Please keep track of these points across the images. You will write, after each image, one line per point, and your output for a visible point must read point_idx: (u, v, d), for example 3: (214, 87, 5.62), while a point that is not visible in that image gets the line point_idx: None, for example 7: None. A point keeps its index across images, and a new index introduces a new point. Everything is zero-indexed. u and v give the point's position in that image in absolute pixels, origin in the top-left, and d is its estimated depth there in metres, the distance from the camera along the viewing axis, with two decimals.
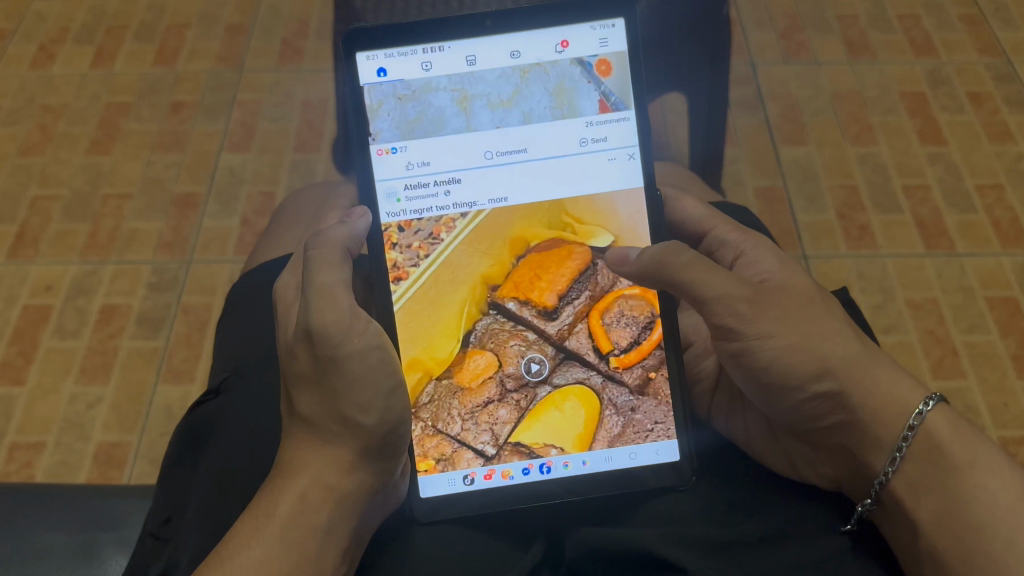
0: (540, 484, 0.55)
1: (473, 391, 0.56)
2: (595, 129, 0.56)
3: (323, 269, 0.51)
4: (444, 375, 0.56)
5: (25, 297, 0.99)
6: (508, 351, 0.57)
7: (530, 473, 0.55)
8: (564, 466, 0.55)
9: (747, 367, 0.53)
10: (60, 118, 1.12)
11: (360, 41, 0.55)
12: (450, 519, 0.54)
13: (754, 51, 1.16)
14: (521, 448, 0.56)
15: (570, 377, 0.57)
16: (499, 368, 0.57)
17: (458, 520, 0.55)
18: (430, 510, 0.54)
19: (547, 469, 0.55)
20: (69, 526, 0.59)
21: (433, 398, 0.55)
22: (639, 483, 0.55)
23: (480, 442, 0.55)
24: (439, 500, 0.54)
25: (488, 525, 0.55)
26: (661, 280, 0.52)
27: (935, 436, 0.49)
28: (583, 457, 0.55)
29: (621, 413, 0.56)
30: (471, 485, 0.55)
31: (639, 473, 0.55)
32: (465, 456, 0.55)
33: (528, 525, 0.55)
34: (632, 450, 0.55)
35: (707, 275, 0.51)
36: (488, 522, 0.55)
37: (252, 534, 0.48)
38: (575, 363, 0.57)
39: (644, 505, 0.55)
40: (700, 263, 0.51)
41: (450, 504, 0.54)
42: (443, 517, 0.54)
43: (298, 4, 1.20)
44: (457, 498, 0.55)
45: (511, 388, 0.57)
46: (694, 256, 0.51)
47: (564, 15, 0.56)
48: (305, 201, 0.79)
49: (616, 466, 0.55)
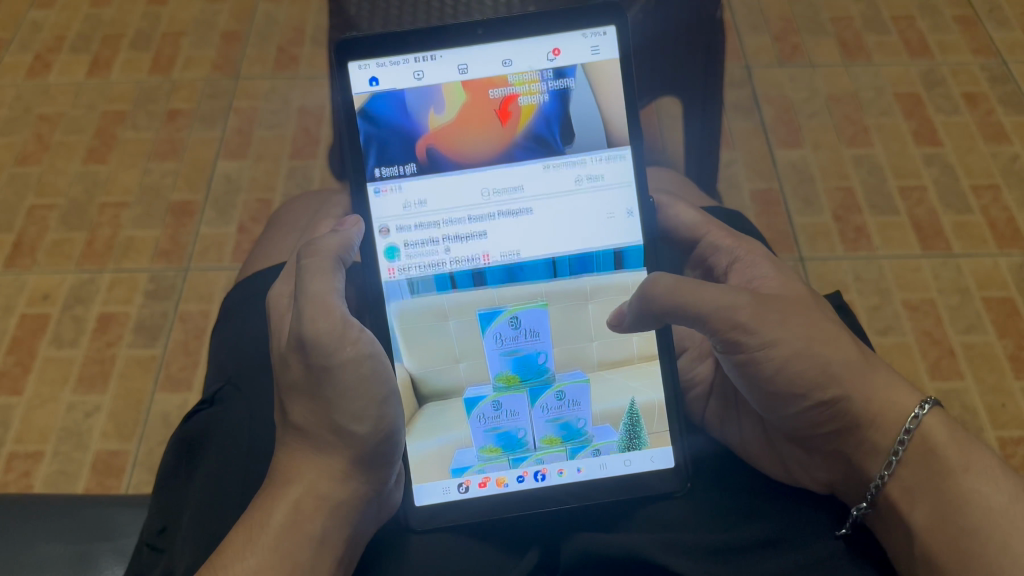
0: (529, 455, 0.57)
1: (405, 75, 0.55)
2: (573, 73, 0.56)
3: (315, 278, 0.51)
4: (364, 65, 0.55)
5: (23, 307, 0.99)
6: (442, 35, 0.55)
7: (500, 327, 0.57)
8: (550, 382, 0.57)
9: (750, 375, 0.53)
10: (57, 126, 1.12)
11: (352, 52, 0.55)
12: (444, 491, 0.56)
13: (748, 54, 1.17)
14: (476, 227, 0.56)
15: (516, 63, 0.56)
16: (427, 50, 0.55)
17: (424, 288, 0.56)
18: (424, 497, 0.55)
19: (539, 394, 0.57)
20: (65, 537, 0.59)
21: (359, 85, 0.55)
22: (579, 134, 0.56)
23: (434, 179, 0.56)
24: (398, 251, 0.56)
25: (460, 334, 0.56)
26: (659, 313, 0.52)
27: (929, 439, 0.49)
28: (539, 191, 0.56)
29: (571, 144, 0.56)
30: (412, 111, 0.55)
31: (596, 225, 0.57)
32: (427, 174, 0.56)
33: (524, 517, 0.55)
34: (578, 178, 0.56)
35: (701, 291, 0.51)
36: (455, 305, 0.56)
37: (245, 545, 0.48)
38: (515, 37, 0.55)
39: (573, 116, 0.56)
40: (690, 282, 0.51)
41: (441, 456, 0.56)
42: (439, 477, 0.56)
43: (295, 12, 1.22)
44: (413, 202, 0.56)
45: (434, 65, 0.55)
46: (678, 279, 0.51)
47: (557, 22, 0.55)
48: (298, 210, 0.80)
49: (594, 377, 0.57)
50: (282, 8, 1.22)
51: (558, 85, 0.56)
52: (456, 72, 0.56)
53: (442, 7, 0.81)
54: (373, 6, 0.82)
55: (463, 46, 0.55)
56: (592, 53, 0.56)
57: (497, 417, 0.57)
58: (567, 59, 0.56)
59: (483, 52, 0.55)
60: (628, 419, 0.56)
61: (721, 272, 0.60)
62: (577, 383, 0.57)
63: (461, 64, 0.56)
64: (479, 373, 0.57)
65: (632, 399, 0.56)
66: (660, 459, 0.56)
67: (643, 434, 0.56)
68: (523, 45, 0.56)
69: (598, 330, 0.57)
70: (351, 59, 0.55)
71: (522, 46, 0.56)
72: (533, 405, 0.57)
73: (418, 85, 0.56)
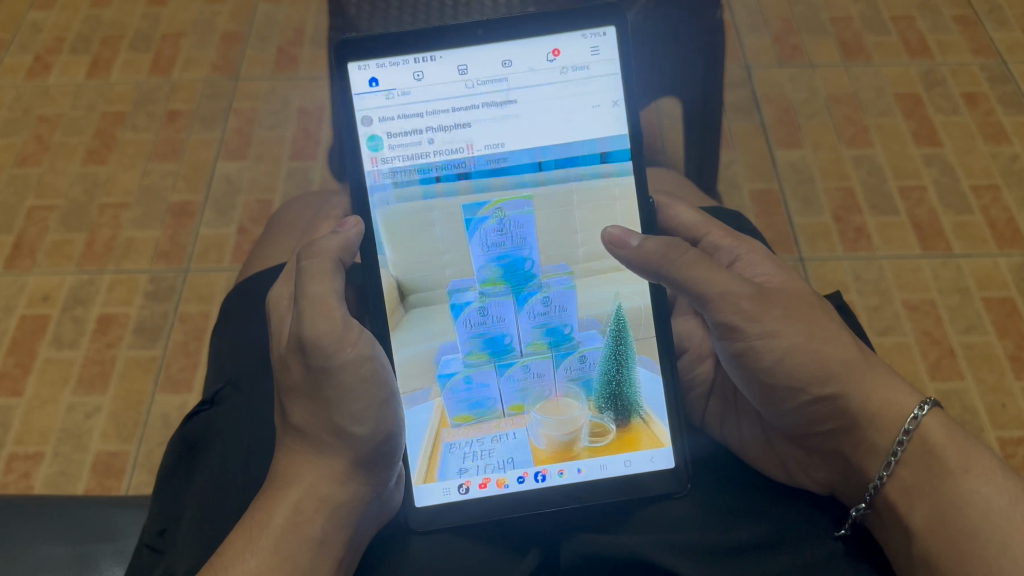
0: (515, 362, 0.58)
1: (405, 74, 0.55)
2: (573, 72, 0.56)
3: (315, 280, 0.51)
4: (364, 66, 0.55)
5: (22, 308, 0.99)
6: (441, 36, 0.55)
7: (485, 229, 0.56)
8: (537, 287, 0.57)
9: (749, 366, 0.53)
10: (57, 127, 1.12)
11: (352, 52, 0.54)
12: (431, 399, 0.56)
13: (748, 54, 1.17)
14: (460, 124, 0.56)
15: (517, 63, 0.55)
16: (427, 49, 0.55)
17: (407, 184, 0.56)
18: (412, 409, 0.56)
19: (525, 300, 0.57)
20: (65, 538, 0.58)
21: (359, 87, 0.55)
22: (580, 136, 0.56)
23: (419, 70, 0.55)
24: (381, 141, 0.55)
25: (445, 238, 0.56)
26: (662, 277, 0.53)
27: (928, 440, 0.49)
28: (525, 88, 0.56)
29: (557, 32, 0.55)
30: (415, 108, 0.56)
31: (581, 119, 0.56)
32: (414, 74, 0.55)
33: (515, 458, 0.56)
34: (565, 73, 0.56)
35: (711, 271, 0.52)
36: (441, 204, 0.56)
37: (246, 546, 0.47)
38: (516, 38, 0.55)
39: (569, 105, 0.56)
40: (705, 261, 0.52)
41: (427, 360, 0.57)
42: (425, 383, 0.56)
43: (295, 13, 1.22)
44: (399, 98, 0.55)
45: (434, 65, 0.55)
46: (694, 254, 0.53)
47: (557, 23, 0.55)
48: (299, 210, 0.80)
49: (579, 278, 0.57)
50: (282, 9, 1.22)
51: (558, 85, 0.56)
52: (456, 72, 0.55)
53: (442, 8, 0.82)
54: (373, 7, 0.82)
55: (464, 44, 0.55)
56: (592, 52, 0.56)
57: (484, 321, 0.57)
58: (569, 60, 0.56)
59: (483, 51, 0.55)
60: (614, 325, 0.57)
61: None
62: (563, 289, 0.57)
63: (460, 61, 0.55)
64: (465, 274, 0.57)
65: (617, 303, 0.57)
66: (649, 382, 0.56)
67: (631, 354, 0.57)
68: (524, 43, 0.55)
69: (584, 224, 0.57)
70: (351, 60, 0.55)
71: (522, 42, 0.55)
72: (520, 310, 0.58)
73: (419, 86, 0.55)
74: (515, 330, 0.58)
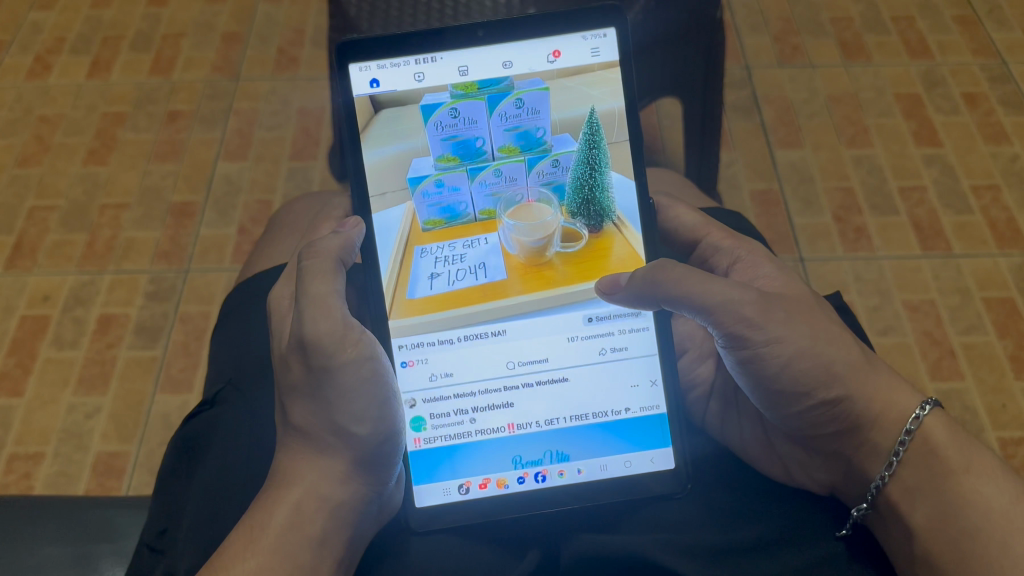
0: (487, 167, 0.59)
1: (406, 74, 0.55)
2: (573, 69, 0.56)
3: (316, 279, 0.51)
4: (366, 68, 0.55)
5: (23, 308, 0.99)
6: (441, 39, 0.55)
7: (460, 33, 0.55)
8: (508, 91, 0.57)
9: (754, 373, 0.52)
10: (57, 128, 1.12)
11: (353, 53, 0.55)
12: (402, 204, 0.57)
13: (749, 55, 1.17)
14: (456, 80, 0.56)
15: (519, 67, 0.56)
16: (428, 51, 0.55)
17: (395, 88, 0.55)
18: (383, 212, 0.56)
19: (497, 102, 0.57)
20: (66, 538, 0.59)
21: (360, 86, 0.55)
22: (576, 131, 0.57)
23: (411, 45, 0.55)
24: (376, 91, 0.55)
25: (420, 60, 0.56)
26: (660, 297, 0.52)
27: (930, 440, 0.49)
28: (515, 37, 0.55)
29: None
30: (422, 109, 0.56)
31: (571, 52, 0.56)
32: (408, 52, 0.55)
33: (488, 264, 0.58)
34: (555, 32, 0.55)
35: (707, 283, 0.51)
36: (420, 53, 0.55)
37: (246, 547, 0.47)
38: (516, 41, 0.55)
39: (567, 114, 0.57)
40: (696, 273, 0.52)
41: (398, 163, 0.57)
42: (396, 188, 0.57)
43: (295, 13, 1.22)
44: (394, 63, 0.55)
45: (435, 67, 0.56)
46: (690, 268, 0.52)
47: (557, 25, 0.55)
48: (299, 210, 0.80)
49: (553, 83, 0.57)
50: (282, 9, 1.22)
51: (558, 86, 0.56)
52: (457, 74, 0.56)
53: (442, 9, 0.82)
54: (373, 7, 0.82)
55: (463, 46, 0.55)
56: (592, 50, 0.56)
57: (455, 125, 0.58)
58: (569, 61, 0.56)
59: (484, 51, 0.56)
60: (588, 129, 0.57)
61: (721, 273, 0.60)
62: (536, 92, 0.57)
63: (460, 61, 0.56)
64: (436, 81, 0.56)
65: (593, 107, 0.55)
66: (621, 186, 0.57)
67: (605, 159, 0.57)
68: (525, 44, 0.56)
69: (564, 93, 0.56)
70: (355, 64, 0.55)
71: (523, 43, 0.56)
72: (491, 113, 0.58)
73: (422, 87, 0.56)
74: (486, 133, 0.58)
